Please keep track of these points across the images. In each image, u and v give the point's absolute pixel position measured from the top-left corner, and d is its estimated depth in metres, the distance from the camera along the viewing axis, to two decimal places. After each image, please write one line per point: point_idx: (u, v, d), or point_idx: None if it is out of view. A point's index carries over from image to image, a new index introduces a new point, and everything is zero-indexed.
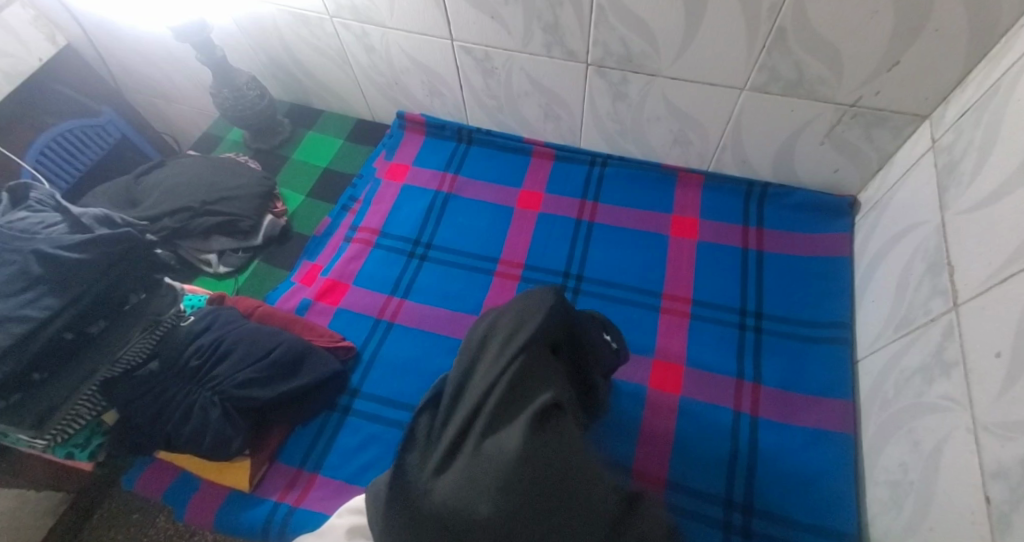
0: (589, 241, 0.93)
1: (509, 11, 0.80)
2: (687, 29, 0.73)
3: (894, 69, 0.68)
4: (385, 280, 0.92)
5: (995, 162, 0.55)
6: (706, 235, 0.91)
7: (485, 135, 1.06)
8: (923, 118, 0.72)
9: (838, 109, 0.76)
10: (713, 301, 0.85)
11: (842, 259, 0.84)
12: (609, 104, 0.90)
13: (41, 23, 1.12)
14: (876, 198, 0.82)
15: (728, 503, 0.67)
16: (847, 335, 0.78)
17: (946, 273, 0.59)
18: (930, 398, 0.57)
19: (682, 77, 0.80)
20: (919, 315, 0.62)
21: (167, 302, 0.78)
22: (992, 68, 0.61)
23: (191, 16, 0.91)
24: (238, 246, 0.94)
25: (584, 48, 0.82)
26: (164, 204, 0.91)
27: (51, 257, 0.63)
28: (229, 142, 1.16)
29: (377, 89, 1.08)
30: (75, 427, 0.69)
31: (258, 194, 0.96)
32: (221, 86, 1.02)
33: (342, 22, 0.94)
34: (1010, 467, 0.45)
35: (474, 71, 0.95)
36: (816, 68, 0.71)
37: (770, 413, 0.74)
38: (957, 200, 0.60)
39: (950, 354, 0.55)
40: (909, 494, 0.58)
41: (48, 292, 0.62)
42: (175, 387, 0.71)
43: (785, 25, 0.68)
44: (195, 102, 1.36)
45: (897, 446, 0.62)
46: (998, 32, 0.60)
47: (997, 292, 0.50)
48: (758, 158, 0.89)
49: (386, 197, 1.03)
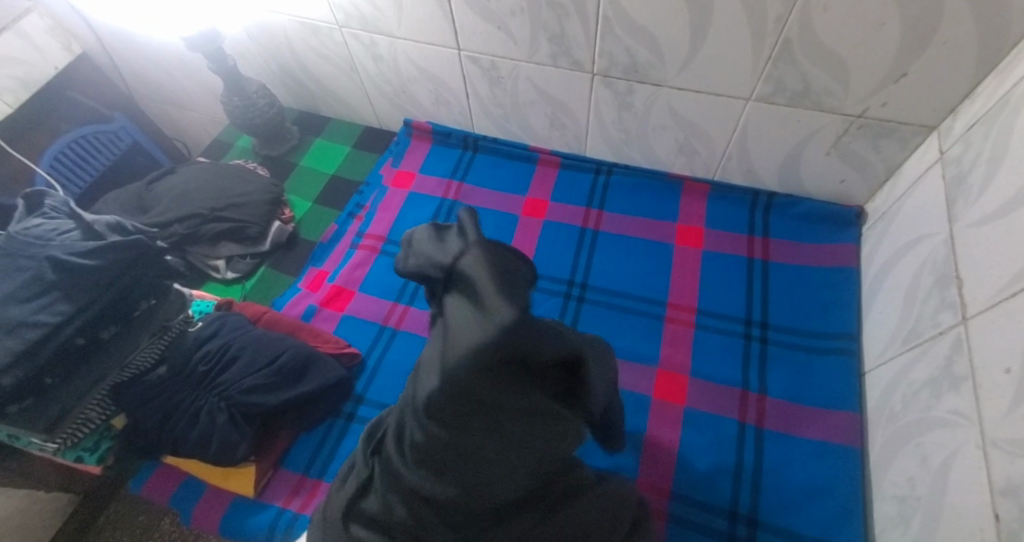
0: (593, 249, 0.93)
1: (516, 22, 0.81)
2: (693, 41, 0.73)
3: (901, 81, 0.68)
4: (390, 286, 0.93)
5: (1004, 175, 0.55)
6: (712, 244, 0.91)
7: (491, 142, 1.07)
8: (932, 129, 0.72)
9: (844, 120, 0.75)
10: (719, 311, 0.84)
11: (849, 270, 0.84)
12: (614, 113, 0.91)
13: (57, 33, 1.16)
14: (883, 208, 0.81)
15: (733, 515, 0.67)
16: (854, 347, 0.77)
17: (954, 286, 0.59)
18: (938, 413, 0.56)
19: (687, 87, 0.80)
20: (927, 328, 0.62)
21: (176, 308, 0.79)
22: (1001, 81, 0.61)
23: (202, 26, 0.92)
24: (245, 252, 0.95)
25: (590, 58, 0.82)
26: (174, 210, 0.93)
27: (65, 263, 0.64)
28: (238, 149, 1.18)
29: (384, 98, 1.09)
30: (84, 432, 0.69)
31: (266, 200, 0.97)
32: (231, 94, 1.04)
33: (351, 32, 0.95)
34: (1020, 485, 0.44)
35: (481, 81, 0.95)
36: (822, 79, 0.71)
37: (775, 425, 0.73)
38: (966, 212, 0.60)
39: (958, 370, 0.55)
40: (917, 509, 0.57)
41: (62, 298, 0.63)
42: (183, 392, 0.71)
43: (791, 36, 0.68)
44: (205, 109, 1.38)
45: (904, 460, 0.61)
46: (1007, 44, 0.60)
47: (1006, 307, 0.50)
48: (764, 167, 0.88)
49: (392, 204, 1.03)
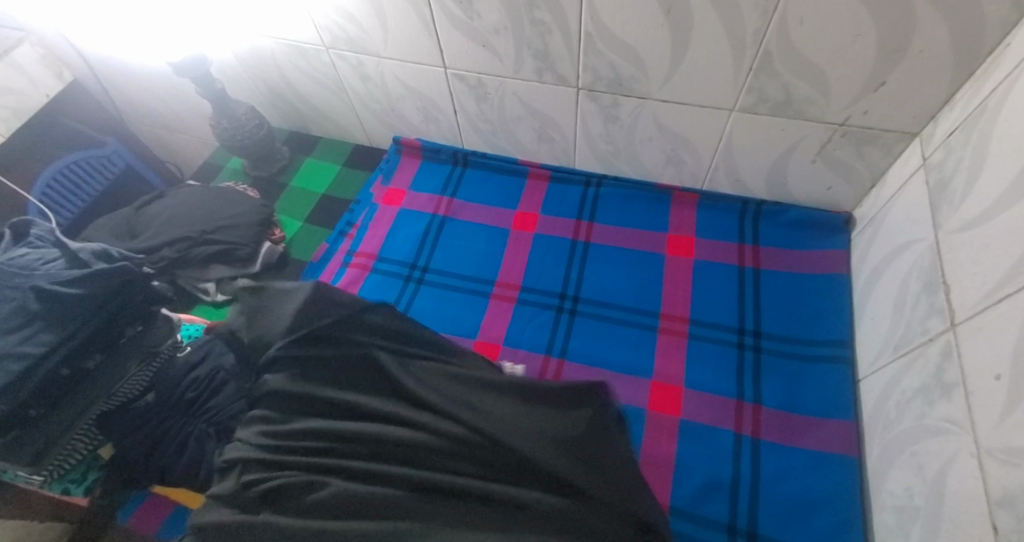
0: (585, 261, 0.93)
1: (499, 40, 0.82)
2: (675, 55, 0.74)
3: (880, 90, 0.68)
4: (383, 304, 0.93)
5: (985, 181, 0.55)
6: (702, 253, 0.91)
7: (481, 158, 1.07)
8: (914, 136, 0.72)
9: (828, 128, 0.76)
10: (712, 320, 0.84)
11: (838, 277, 0.84)
12: (601, 126, 0.91)
13: (49, 61, 1.17)
14: (871, 215, 0.82)
15: (730, 531, 0.66)
16: (847, 353, 0.77)
17: (942, 291, 0.59)
18: (931, 420, 0.56)
19: (671, 100, 0.81)
20: (918, 334, 0.62)
21: (163, 333, 0.77)
22: (980, 87, 0.61)
23: (189, 51, 0.92)
24: (236, 275, 0.94)
25: (574, 73, 0.83)
26: (163, 234, 0.93)
27: (50, 294, 0.64)
28: (229, 171, 1.18)
29: (374, 116, 1.10)
30: (71, 463, 0.67)
31: (255, 222, 0.97)
32: (220, 117, 1.04)
33: (338, 53, 0.96)
34: (1017, 496, 0.44)
35: (468, 98, 0.96)
36: (804, 89, 0.72)
37: (771, 435, 0.72)
38: (949, 218, 0.60)
39: (949, 376, 0.54)
40: (915, 519, 0.56)
41: (45, 328, 0.63)
42: (171, 420, 0.71)
43: (770, 49, 0.69)
44: (197, 131, 1.38)
45: (901, 470, 0.60)
46: (984, 51, 0.60)
47: (994, 312, 0.50)
48: (751, 176, 0.89)
49: (383, 221, 1.03)
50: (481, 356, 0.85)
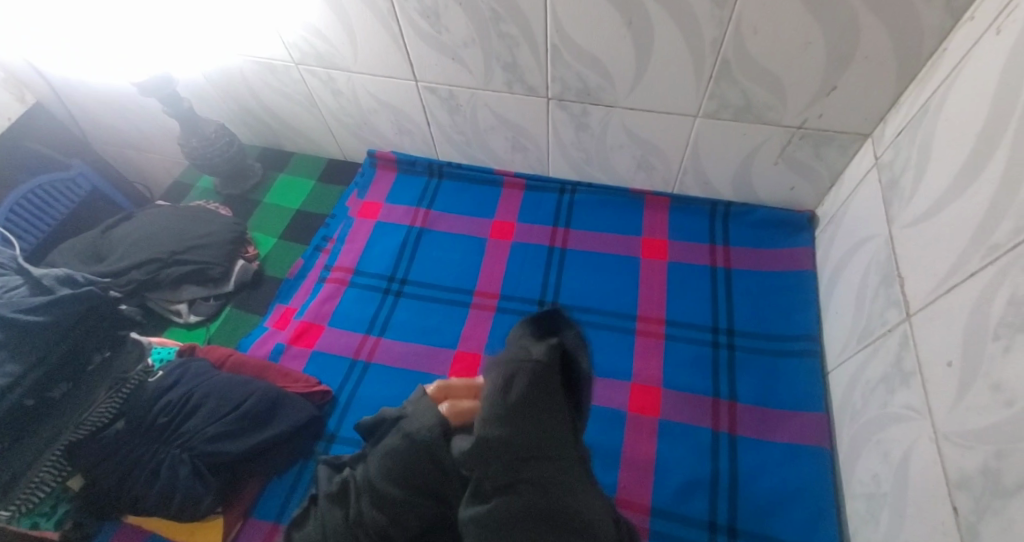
0: (562, 267, 0.95)
1: (468, 52, 0.83)
2: (638, 66, 0.76)
3: (833, 93, 0.71)
4: (361, 319, 0.92)
5: (930, 179, 0.58)
6: (676, 255, 0.93)
7: (456, 169, 1.08)
8: (866, 137, 0.76)
9: (786, 132, 0.79)
10: (688, 321, 0.86)
11: (804, 273, 0.87)
12: (572, 134, 0.93)
13: (9, 85, 1.14)
14: (831, 212, 0.85)
15: (712, 527, 0.67)
16: (815, 348, 0.79)
17: (897, 284, 0.61)
18: (894, 408, 0.58)
19: (638, 107, 0.83)
20: (878, 325, 0.64)
21: (133, 358, 0.74)
22: (921, 89, 0.65)
23: (156, 71, 0.92)
24: (208, 294, 0.93)
25: (543, 83, 0.84)
26: (131, 256, 0.91)
27: (10, 322, 0.60)
28: (200, 190, 1.16)
29: (346, 130, 1.09)
30: (39, 496, 0.63)
31: (228, 240, 0.96)
32: (189, 135, 1.03)
33: (308, 69, 0.96)
34: (972, 477, 0.46)
35: (440, 110, 0.97)
36: (761, 94, 0.75)
37: (747, 430, 0.74)
38: (901, 213, 0.63)
39: (908, 365, 0.57)
40: (884, 506, 0.58)
41: (9, 357, 0.60)
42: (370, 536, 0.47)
43: (727, 57, 0.71)
44: (166, 151, 1.36)
45: (869, 458, 0.62)
46: (924, 56, 0.64)
47: (945, 301, 0.52)
48: (718, 179, 0.92)
49: (359, 236, 1.03)
50: (462, 366, 0.85)
